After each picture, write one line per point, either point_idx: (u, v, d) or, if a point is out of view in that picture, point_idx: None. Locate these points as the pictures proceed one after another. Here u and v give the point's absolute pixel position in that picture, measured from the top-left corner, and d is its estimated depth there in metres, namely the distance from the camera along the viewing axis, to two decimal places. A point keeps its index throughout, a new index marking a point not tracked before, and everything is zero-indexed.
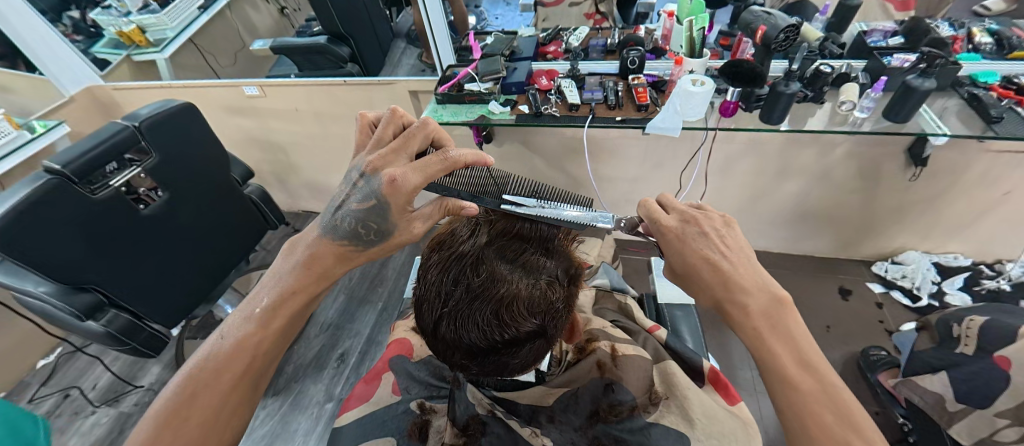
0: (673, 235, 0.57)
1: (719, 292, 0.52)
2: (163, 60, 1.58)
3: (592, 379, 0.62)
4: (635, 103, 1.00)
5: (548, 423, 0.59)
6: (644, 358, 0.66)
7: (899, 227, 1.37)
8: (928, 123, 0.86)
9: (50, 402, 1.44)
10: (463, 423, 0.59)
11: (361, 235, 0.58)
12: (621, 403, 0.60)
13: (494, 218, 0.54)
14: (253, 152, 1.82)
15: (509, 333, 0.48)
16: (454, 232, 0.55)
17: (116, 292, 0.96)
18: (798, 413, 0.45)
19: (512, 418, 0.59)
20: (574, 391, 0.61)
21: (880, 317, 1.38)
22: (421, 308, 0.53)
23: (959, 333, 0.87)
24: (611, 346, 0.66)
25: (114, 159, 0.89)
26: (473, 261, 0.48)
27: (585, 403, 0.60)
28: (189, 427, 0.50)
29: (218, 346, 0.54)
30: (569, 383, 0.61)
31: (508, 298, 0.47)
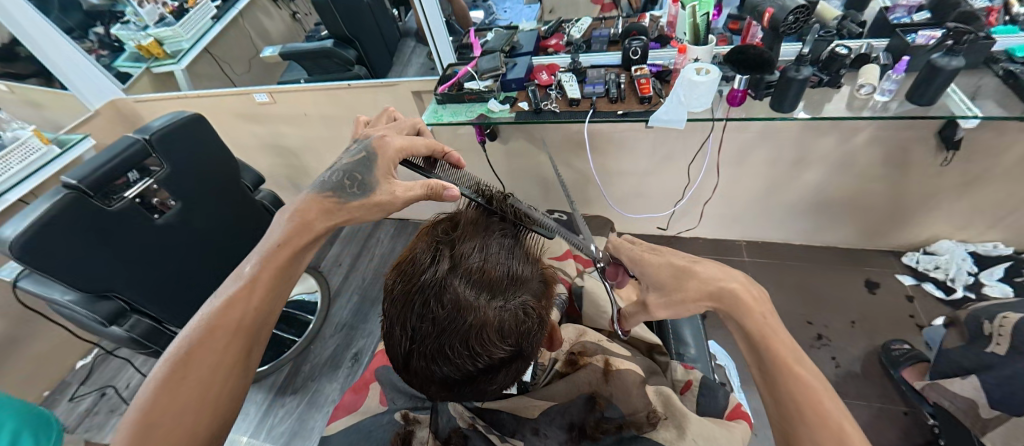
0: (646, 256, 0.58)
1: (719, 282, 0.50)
2: (180, 71, 1.63)
3: (579, 394, 0.58)
4: (637, 95, 0.96)
5: (532, 435, 0.56)
6: (639, 374, 0.61)
7: (932, 215, 1.28)
8: (957, 105, 0.80)
9: (88, 400, 1.53)
10: (445, 435, 0.59)
11: (344, 186, 0.60)
12: (608, 420, 0.55)
13: (456, 237, 0.50)
14: (268, 157, 1.86)
15: (482, 361, 0.47)
16: (414, 254, 0.52)
17: (137, 299, 1.00)
18: (784, 359, 0.45)
19: (493, 432, 0.57)
20: (563, 407, 0.57)
21: (910, 311, 1.30)
22: (393, 340, 0.52)
23: (991, 332, 0.79)
24: (605, 360, 0.62)
25: (135, 168, 0.93)
26: (434, 292, 0.46)
27: (571, 417, 0.56)
28: (186, 384, 0.48)
29: (209, 306, 0.53)
30: (555, 396, 0.58)
31: (476, 328, 0.45)
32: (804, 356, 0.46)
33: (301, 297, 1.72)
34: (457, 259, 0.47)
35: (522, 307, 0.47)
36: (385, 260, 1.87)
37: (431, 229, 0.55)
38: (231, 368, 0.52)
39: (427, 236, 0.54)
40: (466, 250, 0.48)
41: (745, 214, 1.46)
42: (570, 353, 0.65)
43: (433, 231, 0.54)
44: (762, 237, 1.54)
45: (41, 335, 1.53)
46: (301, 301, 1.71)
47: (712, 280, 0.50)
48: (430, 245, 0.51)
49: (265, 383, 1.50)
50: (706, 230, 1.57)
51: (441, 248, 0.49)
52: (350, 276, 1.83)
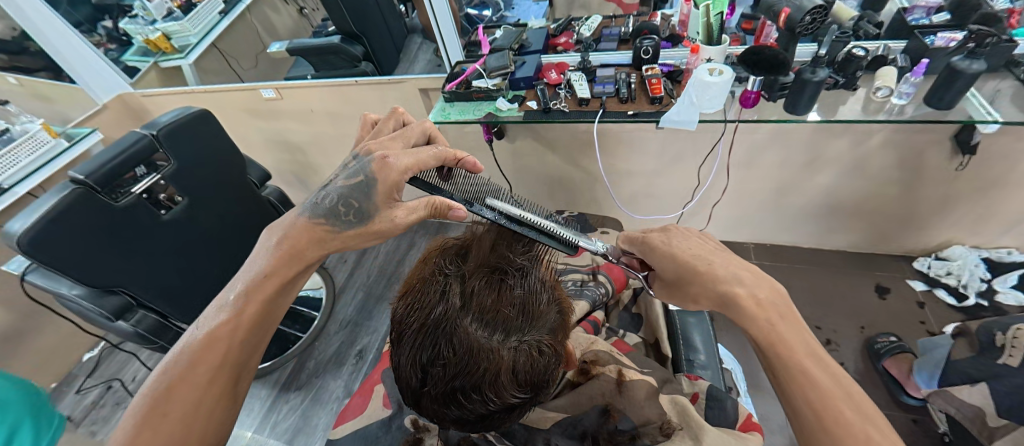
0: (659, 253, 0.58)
1: (719, 283, 0.49)
2: (188, 66, 1.62)
3: (593, 406, 0.57)
4: (648, 95, 0.95)
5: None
6: (651, 383, 0.59)
7: (946, 220, 1.26)
8: (977, 110, 0.78)
9: (94, 393, 1.54)
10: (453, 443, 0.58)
11: (342, 213, 0.60)
12: (620, 431, 0.55)
13: (465, 271, 0.47)
14: (274, 153, 1.86)
15: (494, 403, 0.46)
16: (419, 286, 0.49)
17: (143, 294, 1.01)
18: (797, 371, 0.43)
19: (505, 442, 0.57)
20: (579, 418, 0.57)
21: (921, 317, 1.28)
22: (400, 378, 0.49)
23: (1001, 342, 0.78)
24: (618, 371, 0.61)
25: (143, 163, 0.93)
26: (444, 336, 0.43)
27: (584, 426, 0.56)
28: (168, 420, 0.48)
29: (192, 336, 0.54)
30: (567, 407, 0.58)
31: (490, 374, 0.43)
32: (825, 359, 0.44)
33: (305, 293, 1.73)
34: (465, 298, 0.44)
35: (538, 347, 0.45)
36: (390, 257, 1.87)
37: (436, 257, 0.52)
38: (214, 397, 0.52)
39: (433, 265, 0.50)
40: (474, 286, 0.45)
41: (753, 216, 1.44)
42: (581, 361, 0.64)
43: (439, 260, 0.50)
44: (770, 239, 1.52)
45: (48, 327, 1.55)
46: (305, 297, 1.72)
47: (722, 283, 0.49)
48: (435, 278, 0.47)
49: (270, 379, 1.50)
50: (714, 232, 1.56)
51: (449, 283, 0.45)
52: (355, 273, 1.83)
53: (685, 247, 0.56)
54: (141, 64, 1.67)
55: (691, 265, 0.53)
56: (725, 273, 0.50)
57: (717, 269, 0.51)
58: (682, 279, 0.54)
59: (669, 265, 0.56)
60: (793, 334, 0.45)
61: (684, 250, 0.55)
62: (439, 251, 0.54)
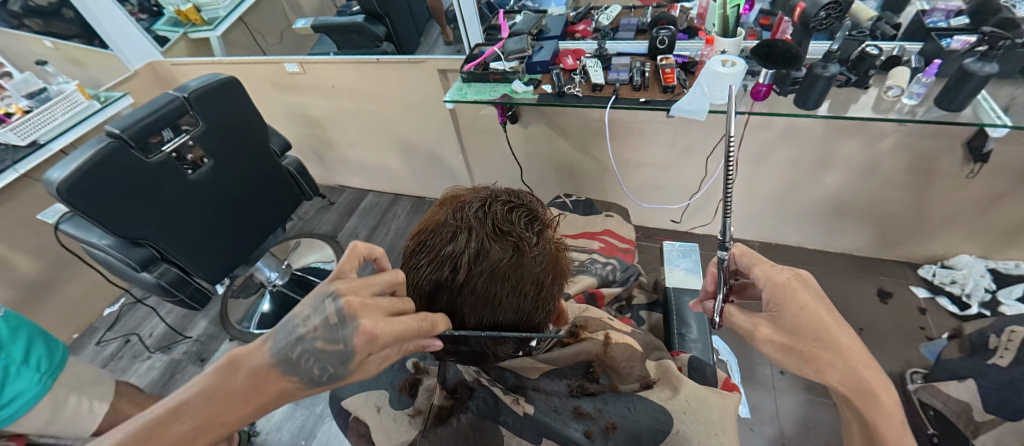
0: (795, 308, 0.56)
1: (848, 356, 0.53)
2: (215, 38, 1.69)
3: (580, 361, 0.58)
4: (661, 84, 0.97)
5: (533, 392, 0.56)
6: (636, 347, 0.61)
7: (955, 229, 1.27)
8: (987, 114, 0.79)
9: (113, 345, 1.62)
10: (452, 386, 0.59)
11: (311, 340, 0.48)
12: (597, 381, 0.58)
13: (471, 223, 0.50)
14: (295, 127, 1.92)
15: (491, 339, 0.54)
16: (432, 232, 0.53)
17: (167, 249, 1.06)
18: None
19: (497, 385, 0.57)
20: (562, 372, 0.57)
21: (921, 322, 1.29)
22: (406, 306, 0.55)
23: (995, 344, 0.79)
24: (606, 335, 0.62)
25: (169, 126, 0.97)
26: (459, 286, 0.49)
27: (572, 378, 0.57)
28: None
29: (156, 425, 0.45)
30: (557, 361, 0.57)
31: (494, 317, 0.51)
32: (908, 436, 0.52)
33: (320, 264, 1.83)
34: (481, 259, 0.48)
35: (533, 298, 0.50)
36: (400, 235, 1.92)
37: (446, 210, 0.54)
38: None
39: (448, 211, 0.53)
40: (492, 248, 0.48)
41: (761, 214, 1.45)
42: (573, 325, 0.64)
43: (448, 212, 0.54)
44: (776, 239, 1.53)
45: (74, 280, 1.63)
46: (320, 268, 1.83)
47: (849, 355, 0.53)
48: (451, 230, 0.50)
49: None
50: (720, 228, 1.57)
51: (465, 240, 0.49)
52: None
53: (820, 308, 0.56)
54: (171, 34, 1.72)
55: (827, 333, 0.54)
56: (853, 355, 0.53)
57: (850, 350, 0.53)
58: (812, 339, 0.55)
59: (804, 322, 0.55)
60: (890, 409, 0.53)
61: (821, 315, 0.55)
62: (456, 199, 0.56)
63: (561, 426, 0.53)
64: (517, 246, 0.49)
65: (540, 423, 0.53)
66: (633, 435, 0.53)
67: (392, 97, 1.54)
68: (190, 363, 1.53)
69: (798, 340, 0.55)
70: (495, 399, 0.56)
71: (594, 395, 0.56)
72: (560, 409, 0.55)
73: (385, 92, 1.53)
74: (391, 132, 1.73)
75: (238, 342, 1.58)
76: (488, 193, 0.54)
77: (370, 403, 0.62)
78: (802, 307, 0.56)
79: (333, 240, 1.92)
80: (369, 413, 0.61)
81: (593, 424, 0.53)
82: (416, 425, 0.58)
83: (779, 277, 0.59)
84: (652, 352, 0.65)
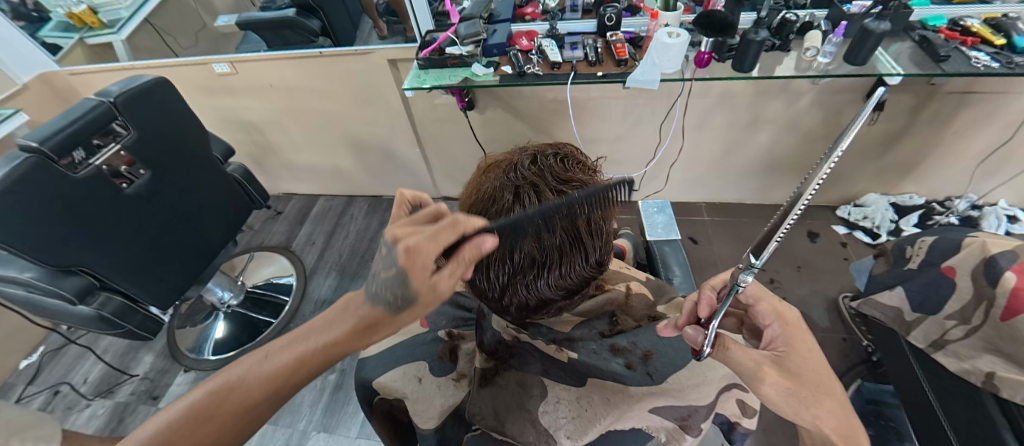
0: (804, 349, 0.51)
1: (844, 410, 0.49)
2: (120, 42, 1.45)
3: (605, 310, 0.60)
4: (614, 58, 1.02)
5: (569, 341, 0.57)
6: (650, 296, 0.66)
7: (862, 172, 1.48)
8: (884, 65, 0.93)
9: (39, 400, 1.40)
10: (491, 348, 0.56)
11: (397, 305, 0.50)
12: (625, 326, 0.59)
13: (531, 182, 0.50)
14: (229, 133, 1.76)
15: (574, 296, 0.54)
16: (492, 197, 0.51)
17: (107, 275, 0.95)
18: None
19: (538, 338, 0.57)
20: (593, 322, 0.59)
21: (845, 254, 1.49)
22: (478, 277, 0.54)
23: (910, 254, 0.93)
24: (627, 286, 0.65)
25: (81, 145, 0.84)
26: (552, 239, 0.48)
27: (601, 326, 0.59)
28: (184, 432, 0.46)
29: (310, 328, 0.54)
30: (588, 312, 0.59)
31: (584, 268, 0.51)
32: None
33: (276, 279, 1.71)
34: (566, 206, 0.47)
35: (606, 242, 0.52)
36: (361, 236, 1.85)
37: (497, 173, 0.53)
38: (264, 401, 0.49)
39: (500, 174, 0.52)
40: (570, 194, 0.50)
41: (706, 176, 1.58)
42: None
43: (501, 176, 0.52)
44: (720, 198, 1.69)
45: None
46: (278, 283, 1.69)
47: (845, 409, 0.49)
48: (520, 189, 0.50)
49: None
50: (672, 193, 1.69)
51: (541, 192, 0.49)
52: (325, 254, 1.80)
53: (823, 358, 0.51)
54: (63, 40, 1.46)
55: (825, 381, 0.50)
56: (844, 421, 0.48)
57: (842, 417, 0.48)
58: (815, 386, 0.49)
59: (809, 369, 0.49)
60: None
61: (817, 371, 0.50)
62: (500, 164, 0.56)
63: (602, 364, 0.53)
64: (588, 189, 0.51)
65: (582, 364, 0.53)
66: (668, 356, 0.54)
67: (339, 94, 1.47)
68: (141, 403, 1.37)
69: (803, 384, 0.48)
70: (532, 349, 0.55)
71: (626, 332, 0.58)
72: (599, 350, 0.55)
73: (331, 87, 1.46)
74: (341, 131, 1.66)
75: (194, 372, 1.44)
76: (530, 154, 0.56)
77: (409, 375, 0.58)
78: (810, 352, 0.51)
79: (287, 250, 1.81)
80: (408, 385, 0.57)
81: (632, 356, 0.54)
82: (462, 389, 0.57)
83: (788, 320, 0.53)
84: (663, 295, 0.68)
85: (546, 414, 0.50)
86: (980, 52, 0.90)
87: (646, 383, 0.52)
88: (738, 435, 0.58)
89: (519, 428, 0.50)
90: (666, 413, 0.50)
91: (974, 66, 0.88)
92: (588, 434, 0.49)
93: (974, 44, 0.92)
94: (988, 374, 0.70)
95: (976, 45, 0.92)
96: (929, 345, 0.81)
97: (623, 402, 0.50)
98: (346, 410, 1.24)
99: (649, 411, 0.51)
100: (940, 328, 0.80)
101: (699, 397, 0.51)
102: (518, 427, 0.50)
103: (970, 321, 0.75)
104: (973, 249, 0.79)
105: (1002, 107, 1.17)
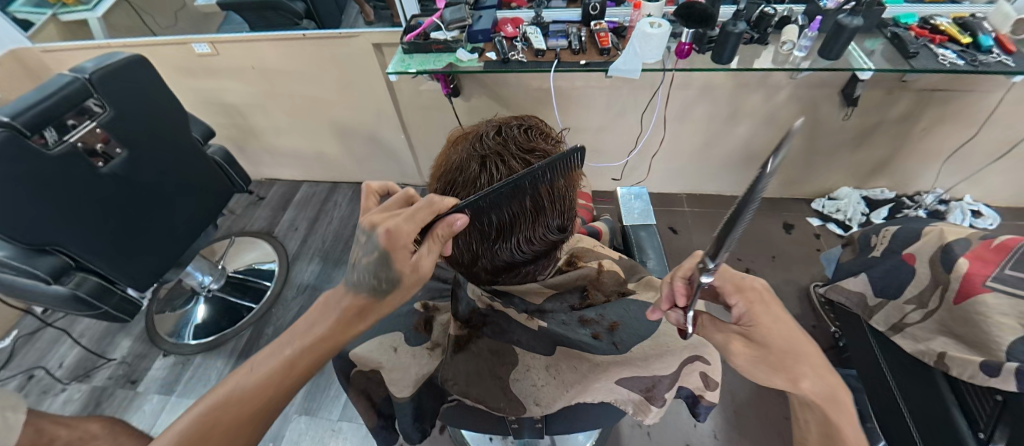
0: (761, 313, 0.50)
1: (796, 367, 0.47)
2: (96, 20, 1.40)
3: (576, 286, 0.63)
4: (597, 47, 1.04)
5: (540, 312, 0.58)
6: (620, 273, 0.68)
7: (836, 166, 1.53)
8: (856, 61, 0.97)
9: (13, 384, 1.37)
10: (465, 316, 0.57)
11: (377, 288, 0.51)
12: (595, 300, 0.62)
13: (497, 152, 0.54)
14: (210, 116, 1.73)
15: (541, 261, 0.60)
16: (462, 168, 0.55)
17: (82, 255, 0.94)
18: None
19: (511, 308, 0.58)
20: (564, 295, 0.62)
21: (817, 245, 1.54)
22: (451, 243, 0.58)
23: (874, 242, 0.96)
24: (598, 263, 0.68)
25: (53, 123, 0.82)
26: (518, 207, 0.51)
27: (571, 300, 0.62)
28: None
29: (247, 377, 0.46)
30: (558, 285, 0.62)
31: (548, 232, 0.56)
32: None
33: (258, 264, 1.69)
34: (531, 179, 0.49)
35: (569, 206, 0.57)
36: (345, 223, 1.85)
37: (465, 143, 0.57)
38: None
39: (466, 146, 0.56)
40: (533, 162, 0.54)
41: (688, 167, 1.62)
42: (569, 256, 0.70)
43: (468, 146, 0.56)
44: (700, 189, 1.72)
45: None
46: (260, 268, 1.68)
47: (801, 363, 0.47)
48: (486, 159, 0.54)
49: (225, 348, 1.46)
50: (654, 183, 1.72)
51: (507, 161, 0.53)
52: (309, 239, 1.79)
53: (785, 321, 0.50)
54: (34, 16, 1.39)
55: (795, 349, 0.48)
56: (822, 387, 0.46)
57: (820, 383, 0.46)
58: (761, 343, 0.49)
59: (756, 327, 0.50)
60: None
61: (783, 340, 0.49)
62: (468, 136, 0.59)
63: (570, 334, 0.55)
64: (550, 157, 0.56)
65: (552, 334, 0.54)
66: (633, 328, 0.56)
67: (323, 77, 1.46)
68: (120, 387, 1.36)
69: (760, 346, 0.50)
70: (508, 319, 0.56)
71: (594, 306, 0.61)
72: (569, 322, 0.57)
73: (315, 71, 1.44)
74: (325, 115, 1.64)
75: (173, 357, 1.43)
76: (495, 125, 0.59)
77: (385, 345, 0.59)
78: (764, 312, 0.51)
79: (270, 236, 1.80)
80: (384, 355, 0.58)
81: (598, 327, 0.57)
82: (435, 358, 0.58)
83: (749, 291, 0.52)
84: (634, 273, 0.70)
85: (516, 381, 0.53)
86: (947, 49, 0.93)
87: (612, 352, 0.53)
88: (702, 408, 0.60)
89: (490, 392, 0.52)
90: (632, 385, 0.52)
91: (940, 63, 0.91)
92: (557, 399, 0.52)
93: (942, 41, 0.95)
94: (939, 354, 0.72)
95: (943, 43, 0.95)
96: (889, 328, 0.85)
97: (590, 371, 0.52)
98: (329, 393, 1.25)
99: (615, 383, 0.52)
100: (899, 313, 0.83)
101: (662, 366, 0.52)
102: (489, 393, 0.52)
103: (925, 305, 0.78)
104: (930, 238, 0.83)
105: (969, 105, 1.22)
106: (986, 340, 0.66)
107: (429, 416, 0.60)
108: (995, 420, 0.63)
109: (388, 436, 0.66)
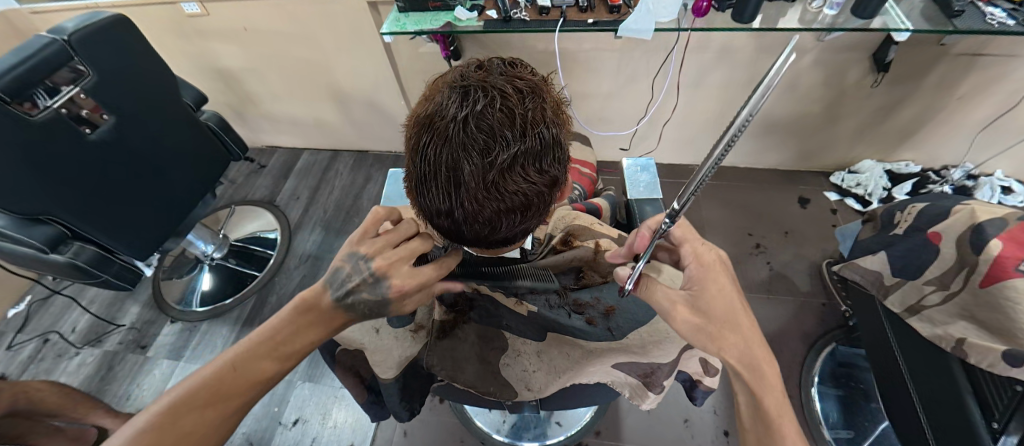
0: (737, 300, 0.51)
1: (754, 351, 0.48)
2: None
3: (571, 267, 0.58)
4: (607, 4, 0.95)
5: (529, 293, 0.54)
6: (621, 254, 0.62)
7: (858, 139, 1.45)
8: (893, 20, 0.87)
9: (29, 348, 1.41)
10: (450, 301, 0.54)
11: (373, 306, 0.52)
12: (592, 280, 0.56)
13: (477, 81, 0.50)
14: (206, 81, 1.68)
15: (532, 209, 0.54)
16: (439, 103, 0.50)
17: (77, 224, 0.93)
18: None
19: (498, 291, 0.53)
20: (558, 277, 0.56)
21: (832, 220, 1.48)
22: (429, 189, 0.51)
23: (898, 219, 0.90)
24: (595, 243, 0.63)
25: (38, 86, 0.79)
26: (507, 135, 0.47)
27: (567, 281, 0.56)
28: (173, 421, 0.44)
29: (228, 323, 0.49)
30: (551, 266, 0.57)
31: (544, 173, 0.51)
32: None
33: (261, 233, 1.70)
34: (506, 106, 0.48)
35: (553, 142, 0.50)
36: (347, 191, 1.83)
37: (446, 77, 0.54)
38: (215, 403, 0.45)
39: (449, 79, 0.53)
40: (517, 90, 0.50)
41: (700, 137, 1.53)
42: (564, 234, 0.65)
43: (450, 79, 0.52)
44: None
45: None
46: (264, 237, 1.68)
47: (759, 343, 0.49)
48: (468, 88, 0.49)
49: (229, 316, 1.48)
50: (664, 154, 1.65)
51: (489, 91, 0.49)
52: (310, 210, 1.78)
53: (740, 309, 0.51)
54: None
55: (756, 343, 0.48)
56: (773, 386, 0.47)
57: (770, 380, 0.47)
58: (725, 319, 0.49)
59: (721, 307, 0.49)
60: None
61: (754, 330, 0.49)
62: (438, 83, 0.55)
63: (559, 320, 0.52)
64: (537, 90, 0.52)
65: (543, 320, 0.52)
66: (631, 312, 0.53)
67: (317, 39, 1.38)
68: (130, 352, 1.39)
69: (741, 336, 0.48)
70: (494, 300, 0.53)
71: (590, 286, 0.55)
72: (559, 304, 0.53)
73: (308, 31, 1.36)
74: (323, 80, 1.58)
75: (181, 323, 1.46)
76: (477, 62, 0.55)
77: (367, 327, 0.58)
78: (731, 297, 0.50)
79: (272, 205, 1.79)
80: (366, 336, 0.58)
81: (593, 311, 0.53)
82: (419, 340, 0.57)
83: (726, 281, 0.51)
84: None
85: (507, 365, 0.56)
86: (998, 8, 0.83)
87: (604, 338, 0.52)
88: (698, 392, 0.60)
89: (479, 377, 0.54)
90: (629, 370, 0.54)
91: (988, 24, 0.82)
92: (547, 384, 0.56)
93: None
94: (959, 339, 0.68)
95: None
96: (904, 310, 0.81)
97: (580, 357, 0.54)
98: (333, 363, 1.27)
99: (611, 366, 0.54)
100: (918, 294, 0.79)
101: (660, 353, 0.53)
102: (479, 377, 0.54)
103: (948, 286, 0.75)
104: (959, 216, 0.77)
105: (1014, 71, 1.11)
106: (1012, 327, 0.61)
107: (418, 394, 0.61)
108: (1011, 411, 0.58)
109: (381, 410, 0.66)
